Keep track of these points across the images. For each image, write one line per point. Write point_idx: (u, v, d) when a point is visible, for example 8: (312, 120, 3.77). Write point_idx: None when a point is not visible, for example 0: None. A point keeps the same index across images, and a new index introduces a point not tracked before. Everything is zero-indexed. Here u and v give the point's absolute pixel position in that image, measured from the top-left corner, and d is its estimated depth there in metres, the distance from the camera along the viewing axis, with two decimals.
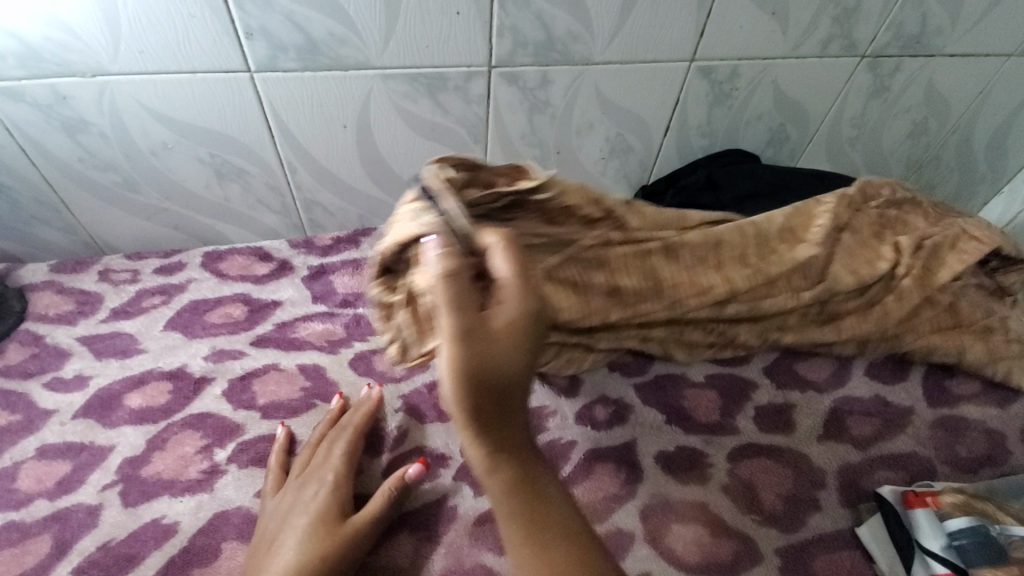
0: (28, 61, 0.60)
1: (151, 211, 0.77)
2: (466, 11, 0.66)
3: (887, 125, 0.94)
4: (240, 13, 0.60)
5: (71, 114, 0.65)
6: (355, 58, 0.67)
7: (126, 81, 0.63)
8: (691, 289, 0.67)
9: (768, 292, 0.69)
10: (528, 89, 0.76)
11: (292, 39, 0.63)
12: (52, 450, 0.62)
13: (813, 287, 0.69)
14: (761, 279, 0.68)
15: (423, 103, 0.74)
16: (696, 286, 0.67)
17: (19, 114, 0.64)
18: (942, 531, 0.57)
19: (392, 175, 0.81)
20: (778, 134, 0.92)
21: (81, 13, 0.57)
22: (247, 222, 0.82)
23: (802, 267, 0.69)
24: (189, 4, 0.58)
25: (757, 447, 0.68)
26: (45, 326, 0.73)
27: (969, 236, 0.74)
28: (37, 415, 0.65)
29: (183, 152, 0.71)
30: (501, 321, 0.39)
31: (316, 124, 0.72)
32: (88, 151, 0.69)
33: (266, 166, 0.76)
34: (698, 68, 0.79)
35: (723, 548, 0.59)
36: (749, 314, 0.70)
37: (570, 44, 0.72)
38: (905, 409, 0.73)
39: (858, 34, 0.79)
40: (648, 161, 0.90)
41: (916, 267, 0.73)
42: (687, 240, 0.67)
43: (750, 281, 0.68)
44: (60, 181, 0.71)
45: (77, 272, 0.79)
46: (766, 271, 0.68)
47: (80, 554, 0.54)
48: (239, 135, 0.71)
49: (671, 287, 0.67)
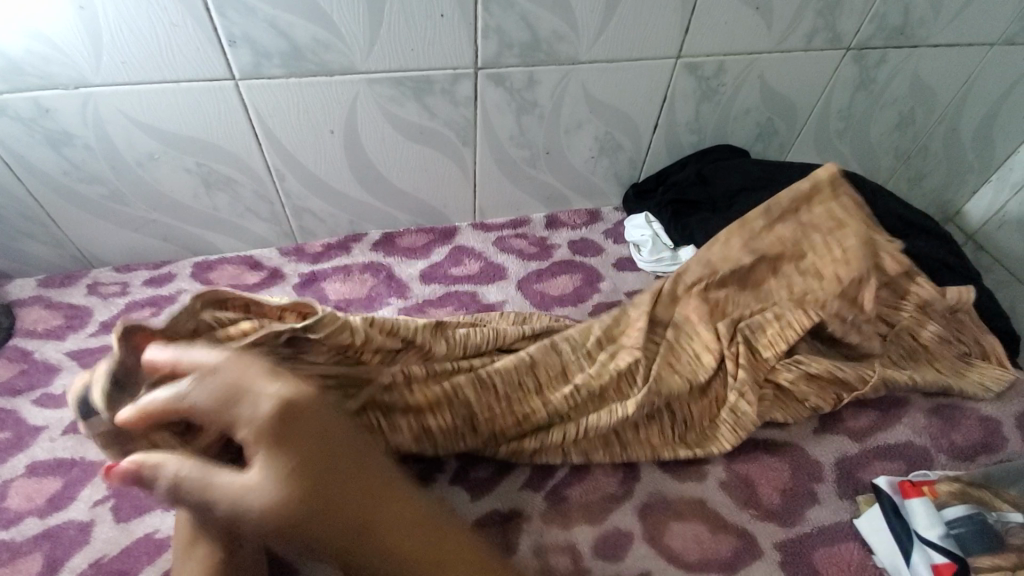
0: (9, 75, 0.59)
1: (139, 223, 0.77)
2: (450, 13, 0.65)
3: (874, 117, 0.95)
4: (222, 21, 0.60)
5: (54, 128, 0.64)
6: (340, 62, 0.66)
7: (109, 93, 0.63)
8: (491, 418, 0.60)
9: (598, 408, 0.62)
10: (515, 90, 0.75)
11: (276, 45, 0.63)
12: (41, 467, 0.61)
13: (642, 392, 0.62)
14: (582, 396, 0.61)
15: (410, 106, 0.73)
16: (512, 414, 0.60)
17: (1, 128, 0.63)
18: (939, 520, 0.58)
19: (380, 180, 0.81)
20: (767, 128, 0.92)
21: (61, 25, 0.57)
22: (236, 231, 0.82)
23: (627, 374, 0.63)
24: (170, 13, 0.58)
25: (753, 442, 0.67)
26: (34, 341, 0.72)
27: (845, 308, 0.70)
28: (26, 432, 0.64)
29: (169, 163, 0.71)
30: (264, 500, 0.36)
31: (302, 130, 0.72)
32: (73, 164, 0.68)
33: (253, 174, 0.75)
34: (685, 64, 0.79)
35: (723, 545, 0.59)
36: (583, 438, 0.61)
37: (555, 44, 0.72)
38: (901, 399, 0.73)
39: (843, 27, 0.80)
40: (637, 158, 0.91)
41: (742, 355, 0.67)
42: (496, 368, 0.61)
43: (569, 400, 0.61)
44: (45, 194, 0.71)
45: (65, 286, 0.78)
46: (589, 386, 0.62)
47: (72, 571, 0.53)
48: (225, 144, 0.70)
49: (484, 422, 0.60)
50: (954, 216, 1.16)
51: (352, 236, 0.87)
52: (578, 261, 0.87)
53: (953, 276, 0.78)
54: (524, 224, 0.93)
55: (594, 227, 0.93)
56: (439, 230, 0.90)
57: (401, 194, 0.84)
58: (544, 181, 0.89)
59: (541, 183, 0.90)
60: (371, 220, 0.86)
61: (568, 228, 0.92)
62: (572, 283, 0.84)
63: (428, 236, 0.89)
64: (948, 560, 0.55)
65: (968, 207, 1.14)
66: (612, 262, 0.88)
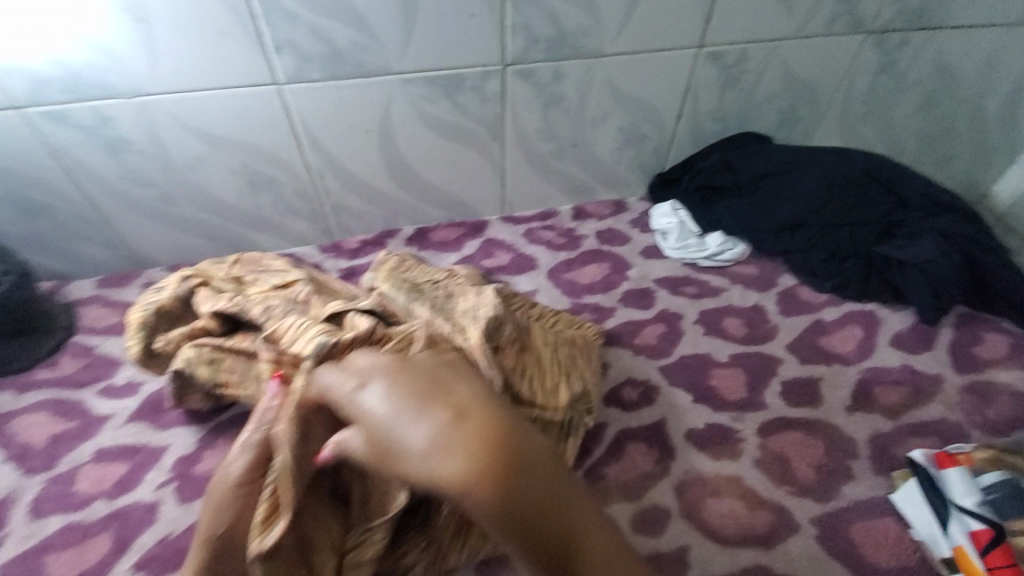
0: (73, 85, 0.63)
1: (189, 223, 0.81)
2: (480, 13, 0.68)
3: (897, 99, 0.95)
4: (268, 29, 0.63)
5: (113, 134, 0.68)
6: (376, 64, 0.70)
7: (163, 100, 0.67)
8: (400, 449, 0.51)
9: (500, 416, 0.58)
10: (542, 85, 0.78)
11: (317, 50, 0.66)
12: (108, 453, 0.64)
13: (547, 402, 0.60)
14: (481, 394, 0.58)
15: (442, 103, 0.76)
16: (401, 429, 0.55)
17: (64, 136, 0.67)
18: (974, 487, 0.57)
19: (414, 176, 0.84)
20: (790, 115, 0.93)
21: (121, 38, 0.60)
22: (279, 230, 0.86)
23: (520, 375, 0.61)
24: (220, 23, 0.62)
25: (787, 421, 0.69)
26: (95, 337, 0.75)
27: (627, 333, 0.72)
28: (93, 421, 0.67)
29: (216, 165, 0.75)
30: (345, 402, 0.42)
31: (342, 131, 0.75)
32: (129, 169, 0.72)
33: (294, 173, 0.79)
34: (707, 54, 0.80)
35: (760, 520, 0.61)
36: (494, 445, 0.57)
37: (581, 38, 0.74)
38: (934, 376, 0.74)
39: (863, 11, 0.81)
40: (662, 149, 0.92)
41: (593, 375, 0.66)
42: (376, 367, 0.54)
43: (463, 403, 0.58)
44: (102, 198, 0.75)
45: (122, 285, 0.83)
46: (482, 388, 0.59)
47: (142, 549, 0.57)
48: (268, 146, 0.74)
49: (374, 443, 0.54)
50: (983, 199, 1.14)
51: (387, 232, 0.90)
52: (605, 250, 0.90)
53: (989, 253, 0.78)
54: (551, 215, 0.95)
55: (620, 217, 0.95)
56: (470, 224, 0.93)
57: (432, 190, 0.87)
58: (570, 173, 0.91)
59: (566, 176, 0.92)
60: (405, 215, 0.90)
61: (595, 219, 0.94)
62: (601, 272, 0.86)
63: (459, 230, 0.92)
64: (985, 527, 0.54)
65: (997, 188, 1.11)
66: (639, 250, 0.90)
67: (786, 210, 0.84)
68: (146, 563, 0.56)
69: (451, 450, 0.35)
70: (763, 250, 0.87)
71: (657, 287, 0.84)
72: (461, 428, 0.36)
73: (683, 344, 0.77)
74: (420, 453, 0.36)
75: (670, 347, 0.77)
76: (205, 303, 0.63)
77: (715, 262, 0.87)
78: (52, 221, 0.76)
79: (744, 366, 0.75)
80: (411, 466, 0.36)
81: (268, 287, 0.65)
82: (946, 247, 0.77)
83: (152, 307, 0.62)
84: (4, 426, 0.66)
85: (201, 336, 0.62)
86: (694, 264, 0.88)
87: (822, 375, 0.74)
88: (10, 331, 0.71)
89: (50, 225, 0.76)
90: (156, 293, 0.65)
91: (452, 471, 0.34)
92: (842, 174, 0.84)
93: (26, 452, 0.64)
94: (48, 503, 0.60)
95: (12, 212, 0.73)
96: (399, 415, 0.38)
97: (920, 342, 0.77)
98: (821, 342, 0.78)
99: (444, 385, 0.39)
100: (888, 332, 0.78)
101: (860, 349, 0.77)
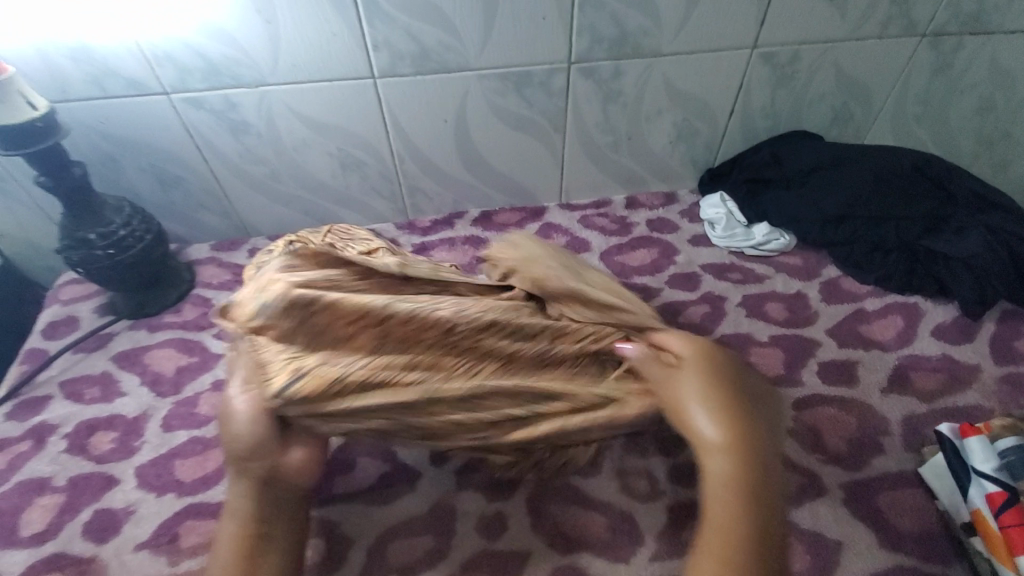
0: (210, 76, 0.76)
1: (289, 198, 0.94)
2: (551, 16, 0.77)
3: (953, 101, 0.97)
4: (370, 30, 0.74)
5: (237, 118, 0.81)
6: (458, 61, 0.79)
7: (281, 90, 0.79)
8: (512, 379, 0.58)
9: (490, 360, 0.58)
10: (602, 81, 0.86)
11: (409, 48, 0.77)
12: (223, 383, 0.77)
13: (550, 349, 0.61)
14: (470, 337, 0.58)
15: (512, 97, 0.85)
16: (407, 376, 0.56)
17: (199, 118, 0.81)
18: (992, 452, 0.59)
19: (483, 163, 0.94)
20: (842, 114, 0.97)
21: (253, 37, 0.73)
22: (362, 207, 0.97)
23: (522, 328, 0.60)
24: (332, 24, 0.73)
25: (822, 397, 0.74)
26: (211, 291, 0.89)
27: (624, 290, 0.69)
28: (211, 357, 0.80)
29: (316, 147, 0.87)
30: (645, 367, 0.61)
31: (423, 120, 0.86)
32: (247, 148, 0.85)
33: (380, 156, 0.90)
34: (761, 54, 0.86)
35: (791, 481, 0.66)
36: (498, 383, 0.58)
37: (640, 39, 0.81)
38: (972, 365, 0.76)
39: (917, 15, 0.84)
40: (714, 144, 0.98)
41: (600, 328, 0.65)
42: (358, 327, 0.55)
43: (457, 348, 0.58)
44: (223, 173, 0.88)
45: (232, 249, 0.96)
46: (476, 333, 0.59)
47: None
48: (361, 132, 0.86)
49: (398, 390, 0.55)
50: None
51: (455, 213, 1.00)
52: (655, 237, 0.96)
53: None
54: (606, 204, 1.02)
55: (670, 207, 1.01)
56: (530, 209, 1.01)
57: (498, 176, 0.96)
58: (624, 164, 0.98)
59: (621, 167, 0.99)
60: (472, 199, 0.99)
61: (646, 208, 1.01)
62: (650, 256, 0.93)
63: (520, 214, 1.00)
64: (1000, 489, 0.57)
65: None
66: (687, 238, 0.96)
67: (832, 202, 0.88)
68: None
69: (714, 418, 0.53)
70: (809, 241, 0.91)
71: (703, 272, 0.90)
72: (734, 415, 0.53)
73: (725, 323, 0.83)
74: (710, 417, 0.53)
75: (713, 325, 0.83)
76: None
77: (761, 251, 0.92)
78: (181, 192, 0.90)
79: (783, 346, 0.80)
80: (696, 418, 0.54)
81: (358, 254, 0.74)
82: (991, 242, 0.80)
83: None
84: (141, 357, 0.80)
85: None
86: (740, 252, 0.93)
87: (860, 359, 0.78)
88: (146, 281, 0.84)
89: (179, 195, 0.90)
90: None
91: (713, 432, 0.52)
92: (890, 170, 0.87)
93: (158, 379, 0.77)
94: (176, 420, 0.73)
95: (151, 182, 0.88)
96: (699, 391, 0.55)
97: (961, 333, 0.80)
98: (861, 328, 0.82)
99: (737, 379, 0.58)
100: (929, 323, 0.81)
101: (900, 337, 0.80)
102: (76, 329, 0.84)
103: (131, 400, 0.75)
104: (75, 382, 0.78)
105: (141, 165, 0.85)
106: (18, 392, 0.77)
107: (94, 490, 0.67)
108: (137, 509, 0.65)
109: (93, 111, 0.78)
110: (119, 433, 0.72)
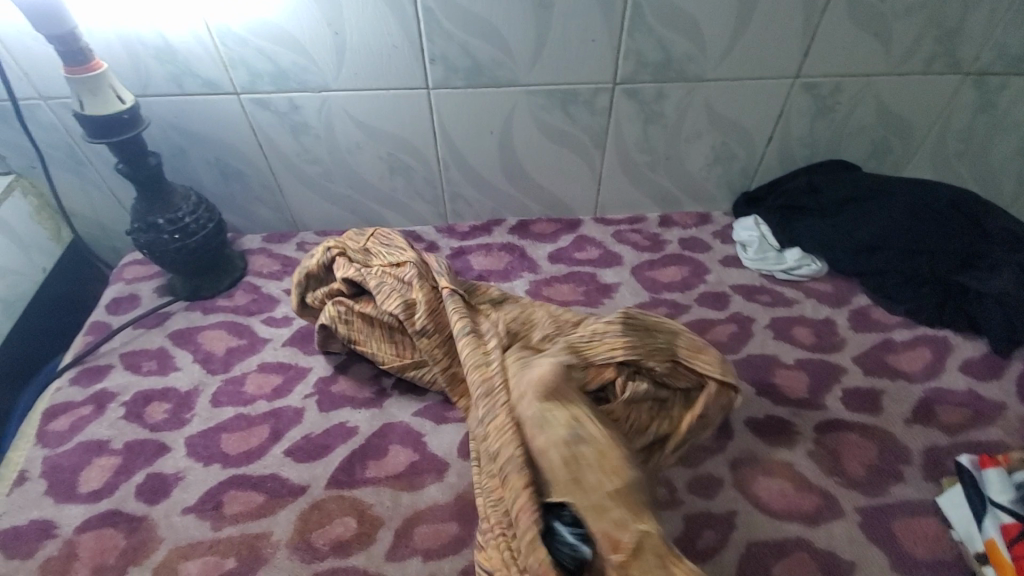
0: (278, 79, 0.82)
1: (339, 197, 0.99)
2: (600, 39, 0.80)
3: (996, 140, 0.97)
4: (429, 44, 0.79)
5: (298, 120, 0.87)
6: (508, 77, 0.84)
7: (341, 96, 0.84)
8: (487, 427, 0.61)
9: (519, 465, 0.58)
10: (645, 103, 0.89)
11: (463, 63, 0.82)
12: (269, 366, 0.82)
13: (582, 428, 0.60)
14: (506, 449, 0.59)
15: (556, 113, 0.89)
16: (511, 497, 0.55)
17: (264, 118, 0.87)
18: (1009, 484, 0.63)
19: (523, 174, 0.98)
20: (881, 146, 0.98)
21: (321, 46, 0.78)
22: (406, 210, 1.02)
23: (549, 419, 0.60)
24: (394, 38, 0.78)
25: (844, 423, 0.74)
26: (261, 280, 0.94)
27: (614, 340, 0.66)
28: (258, 341, 0.85)
29: (368, 151, 0.92)
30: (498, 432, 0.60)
31: (471, 131, 0.90)
32: (304, 148, 0.91)
33: (427, 162, 0.95)
34: (802, 84, 0.88)
35: (807, 502, 0.67)
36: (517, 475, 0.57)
37: (684, 64, 0.84)
38: (999, 403, 0.76)
39: (962, 54, 0.86)
40: (750, 169, 1.00)
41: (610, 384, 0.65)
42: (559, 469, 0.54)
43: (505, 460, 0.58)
44: (280, 171, 0.94)
45: (282, 241, 1.01)
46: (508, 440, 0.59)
47: (290, 440, 0.73)
48: (411, 139, 0.91)
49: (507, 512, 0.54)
50: None
51: (492, 221, 1.04)
52: (686, 255, 0.98)
53: None
54: (639, 220, 1.05)
55: (703, 227, 1.03)
56: (566, 221, 1.05)
57: (537, 187, 1.00)
58: (660, 183, 1.01)
59: (657, 186, 1.02)
60: (510, 208, 1.03)
61: (679, 227, 1.03)
62: (680, 274, 0.95)
63: (556, 225, 1.04)
64: (1014, 520, 0.60)
65: None
66: (718, 259, 0.98)
67: (866, 232, 0.89)
68: (293, 451, 0.72)
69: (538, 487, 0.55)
70: (839, 269, 0.92)
71: (732, 292, 0.92)
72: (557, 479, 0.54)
73: (752, 344, 0.84)
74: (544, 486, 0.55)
75: (739, 345, 0.84)
76: (338, 270, 0.79)
77: (792, 276, 0.93)
78: (241, 185, 0.96)
79: (809, 370, 0.81)
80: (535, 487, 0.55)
81: (386, 265, 0.78)
82: None
83: (304, 270, 0.81)
84: (194, 337, 0.86)
85: (337, 294, 0.79)
86: (770, 276, 0.94)
87: (885, 388, 0.78)
88: (204, 267, 0.90)
89: (239, 188, 0.97)
90: (308, 258, 0.82)
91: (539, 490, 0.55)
92: (925, 204, 0.88)
93: (209, 358, 0.83)
94: (224, 397, 0.78)
95: (214, 174, 0.94)
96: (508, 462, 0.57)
97: (989, 370, 0.79)
98: (888, 358, 0.82)
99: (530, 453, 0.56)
100: (958, 358, 0.81)
101: (928, 369, 0.80)
102: (137, 306, 0.91)
103: (184, 376, 0.81)
104: (134, 354, 0.84)
105: (206, 158, 0.91)
106: (82, 360, 0.84)
107: (148, 456, 0.72)
108: (185, 475, 0.70)
109: (170, 106, 0.84)
110: (172, 404, 0.78)
